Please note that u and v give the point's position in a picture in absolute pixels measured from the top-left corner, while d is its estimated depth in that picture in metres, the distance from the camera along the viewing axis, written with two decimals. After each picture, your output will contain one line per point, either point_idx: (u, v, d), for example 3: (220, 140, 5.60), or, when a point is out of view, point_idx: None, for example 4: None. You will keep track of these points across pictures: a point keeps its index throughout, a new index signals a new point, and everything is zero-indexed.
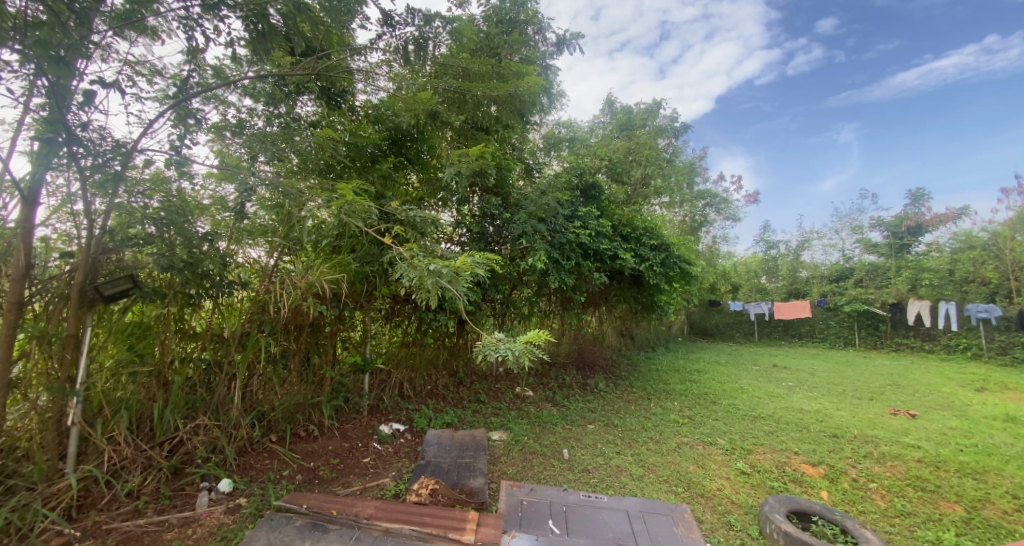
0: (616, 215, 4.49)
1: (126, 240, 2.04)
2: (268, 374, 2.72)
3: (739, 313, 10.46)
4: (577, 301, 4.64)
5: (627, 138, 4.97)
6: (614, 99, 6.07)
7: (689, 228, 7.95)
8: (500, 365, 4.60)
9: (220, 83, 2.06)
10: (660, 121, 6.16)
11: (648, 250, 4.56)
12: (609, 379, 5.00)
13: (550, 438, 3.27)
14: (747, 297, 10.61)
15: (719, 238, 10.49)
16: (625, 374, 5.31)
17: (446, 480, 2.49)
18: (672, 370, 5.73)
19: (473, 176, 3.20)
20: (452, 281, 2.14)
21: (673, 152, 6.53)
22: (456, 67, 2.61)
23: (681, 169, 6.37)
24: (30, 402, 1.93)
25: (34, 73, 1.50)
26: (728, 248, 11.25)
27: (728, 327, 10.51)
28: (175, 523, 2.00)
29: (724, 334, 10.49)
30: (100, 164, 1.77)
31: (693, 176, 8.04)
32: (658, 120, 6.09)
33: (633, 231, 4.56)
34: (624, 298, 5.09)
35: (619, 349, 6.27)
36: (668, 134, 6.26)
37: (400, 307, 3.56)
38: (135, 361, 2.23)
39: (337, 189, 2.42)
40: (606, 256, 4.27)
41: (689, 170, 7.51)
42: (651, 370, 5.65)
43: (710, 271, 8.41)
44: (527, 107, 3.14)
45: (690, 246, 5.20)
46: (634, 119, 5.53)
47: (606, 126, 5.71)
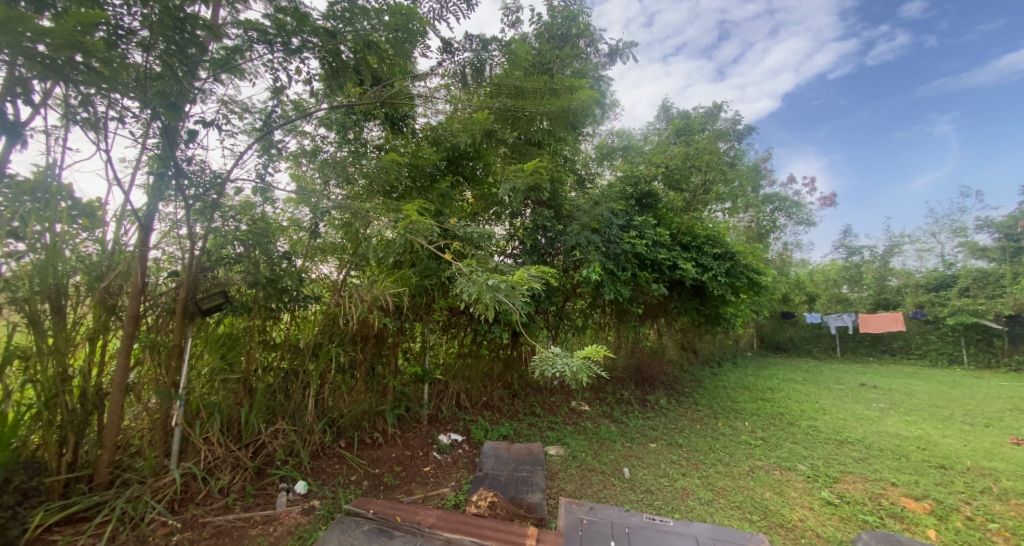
0: (675, 222, 4.29)
1: (219, 260, 2.28)
2: (337, 383, 2.91)
3: (818, 325, 9.67)
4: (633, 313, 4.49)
5: (685, 143, 4.79)
6: (669, 105, 5.84)
7: (755, 235, 7.43)
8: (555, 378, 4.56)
9: (299, 115, 2.32)
10: (722, 124, 5.89)
11: (711, 258, 4.34)
12: (670, 396, 4.76)
13: (610, 456, 3.16)
14: (824, 309, 9.81)
15: (790, 244, 9.81)
16: (689, 391, 5.03)
17: (504, 493, 2.50)
18: (740, 387, 5.35)
19: (528, 191, 3.20)
20: (510, 295, 2.17)
21: (737, 154, 6.18)
22: (511, 86, 2.66)
23: (746, 172, 6.00)
24: (142, 404, 2.21)
25: (151, 118, 1.81)
26: (802, 256, 10.50)
27: (804, 341, 9.69)
28: (259, 520, 2.19)
29: (800, 348, 9.67)
30: (200, 194, 2.07)
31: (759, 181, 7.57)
32: (718, 122, 5.82)
33: (694, 240, 4.35)
34: (685, 309, 4.88)
35: (680, 363, 5.94)
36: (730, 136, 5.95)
37: (456, 319, 3.63)
38: (226, 369, 2.47)
39: (402, 209, 2.61)
40: (664, 266, 4.12)
41: (754, 173, 7.11)
42: (717, 387, 5.31)
43: (782, 281, 7.83)
44: (581, 121, 3.10)
45: (759, 255, 4.85)
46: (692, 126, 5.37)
47: (660, 132, 5.56)
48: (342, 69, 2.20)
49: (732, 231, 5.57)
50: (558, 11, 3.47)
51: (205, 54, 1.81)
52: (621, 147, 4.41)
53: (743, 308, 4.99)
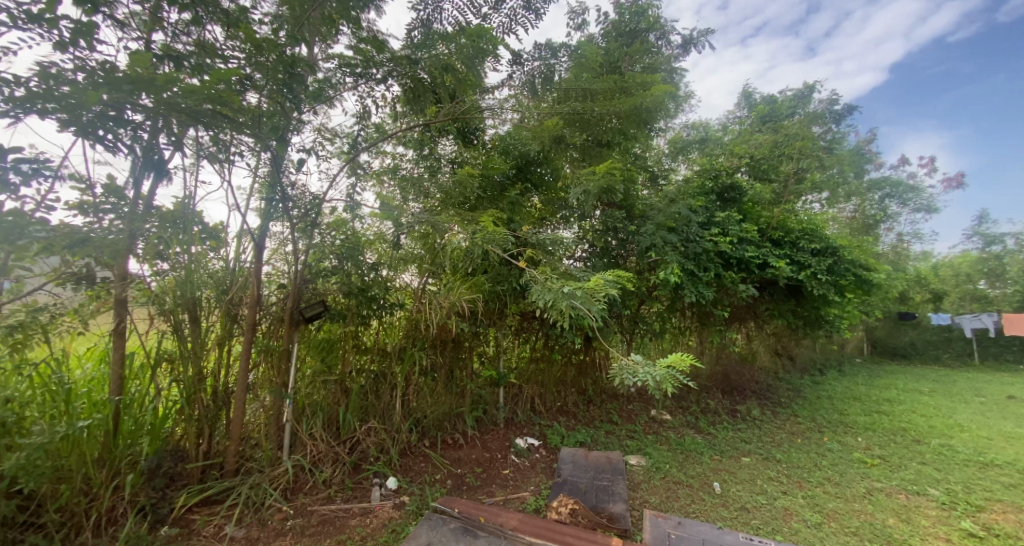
0: (764, 217, 3.95)
1: (318, 272, 2.51)
2: (420, 385, 3.07)
3: (948, 328, 8.44)
4: (718, 316, 4.18)
5: (771, 130, 4.40)
6: (750, 91, 5.38)
7: (860, 226, 6.56)
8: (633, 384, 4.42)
9: (382, 137, 2.55)
10: (815, 106, 5.32)
11: (808, 255, 3.96)
12: (763, 407, 4.37)
13: (697, 469, 2.98)
14: (955, 309, 8.44)
15: (906, 235, 8.54)
16: (784, 402, 4.58)
17: (585, 501, 2.47)
18: (849, 398, 4.76)
19: (601, 194, 3.07)
20: (586, 301, 2.13)
21: (836, 137, 5.53)
22: (578, 89, 2.77)
23: (847, 156, 5.35)
24: (260, 401, 2.51)
25: (262, 148, 2.09)
26: (922, 247, 9.12)
27: (929, 346, 8.51)
28: (357, 512, 2.38)
29: (923, 354, 8.45)
30: (303, 215, 2.35)
31: (864, 165, 6.71)
32: (811, 104, 5.27)
33: (787, 235, 4.00)
34: (778, 312, 4.45)
35: (772, 371, 5.44)
36: (826, 118, 5.35)
37: (528, 324, 3.68)
38: (326, 371, 2.73)
39: (479, 220, 2.72)
40: (752, 265, 3.81)
41: (857, 157, 6.32)
42: (819, 397, 4.78)
43: (898, 277, 6.85)
44: (654, 117, 3.01)
45: (868, 248, 4.30)
46: (779, 111, 4.91)
47: (742, 120, 5.16)
48: (418, 90, 2.45)
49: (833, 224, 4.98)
50: (625, 7, 3.39)
51: (300, 84, 2.07)
52: (697, 141, 4.16)
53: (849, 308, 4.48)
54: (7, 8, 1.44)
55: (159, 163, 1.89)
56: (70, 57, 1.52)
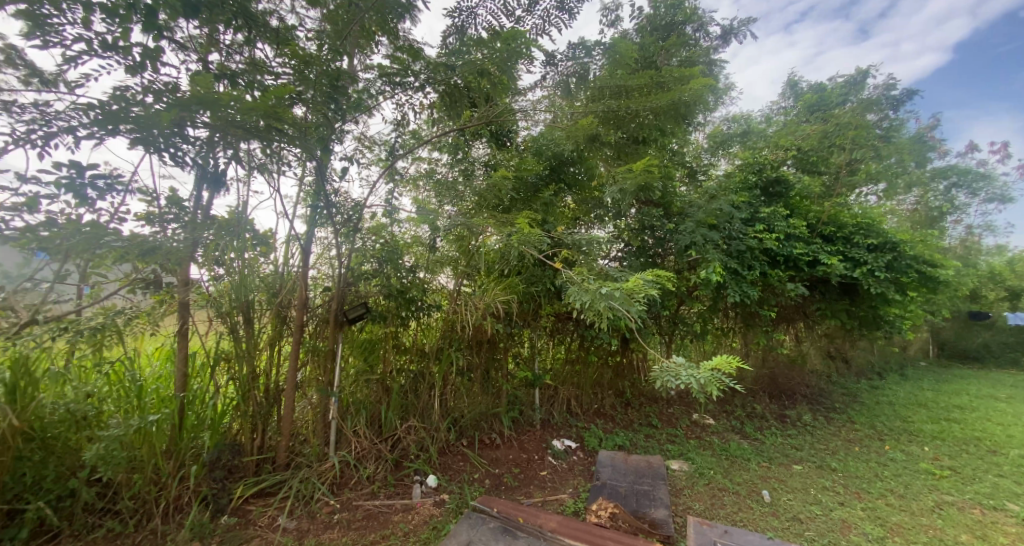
0: (813, 211, 3.74)
1: (360, 275, 2.60)
2: (458, 385, 3.12)
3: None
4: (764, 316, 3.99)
5: (820, 120, 4.16)
6: (796, 79, 5.10)
7: (921, 219, 6.08)
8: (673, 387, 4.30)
9: (418, 143, 2.61)
10: (869, 91, 4.99)
11: (864, 251, 3.72)
12: (814, 412, 4.14)
13: (743, 475, 2.87)
14: None
15: (976, 227, 7.84)
16: (839, 407, 4.32)
17: (626, 505, 2.42)
18: (913, 404, 4.43)
19: (638, 192, 3.03)
20: (625, 303, 2.09)
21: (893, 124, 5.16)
22: (613, 87, 2.66)
23: (906, 143, 4.97)
24: (308, 399, 2.63)
25: (306, 158, 2.18)
26: (995, 240, 8.34)
27: (1005, 348, 7.80)
28: (399, 508, 2.44)
29: (998, 357, 7.75)
30: (345, 220, 2.46)
31: (925, 153, 6.21)
32: (864, 89, 4.94)
33: (839, 230, 3.78)
34: (830, 312, 4.19)
35: (825, 374, 5.13)
36: (882, 104, 5.00)
37: (563, 325, 3.66)
38: (367, 370, 2.82)
39: (514, 222, 2.73)
40: (801, 262, 3.61)
41: (917, 144, 5.87)
42: (877, 403, 4.47)
43: (969, 273, 6.30)
44: (693, 112, 2.92)
45: (933, 242, 3.98)
46: (829, 99, 4.60)
47: (786, 110, 4.92)
48: (455, 95, 2.50)
49: (891, 217, 4.64)
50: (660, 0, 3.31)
51: (337, 96, 2.15)
52: (739, 134, 3.99)
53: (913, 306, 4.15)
54: (87, 38, 1.58)
55: (216, 175, 2.02)
56: (140, 79, 1.66)
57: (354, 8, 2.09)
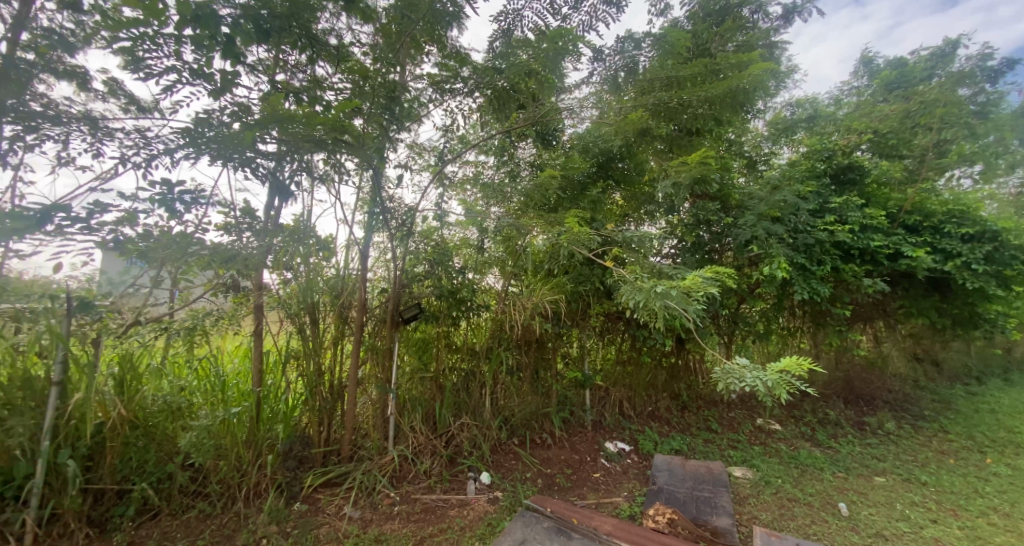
0: (894, 200, 3.41)
1: (413, 277, 2.69)
2: (508, 384, 3.15)
3: None
4: (837, 315, 3.67)
5: (900, 98, 3.77)
6: (870, 55, 4.65)
7: None
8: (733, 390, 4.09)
9: (465, 147, 2.67)
10: (961, 62, 4.45)
11: (957, 242, 3.35)
12: (898, 420, 3.77)
13: (815, 486, 2.67)
14: None
15: None
16: (927, 415, 3.90)
17: (685, 512, 2.34)
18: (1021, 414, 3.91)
19: (693, 186, 2.91)
20: (682, 302, 2.01)
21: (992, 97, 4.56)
22: (664, 79, 2.57)
23: (1007, 118, 4.40)
24: (368, 395, 2.76)
25: (364, 169, 2.32)
26: None
27: None
28: (455, 503, 2.51)
29: None
30: (399, 224, 2.55)
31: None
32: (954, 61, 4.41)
33: (926, 220, 3.43)
34: (913, 309, 3.82)
35: (911, 379, 4.65)
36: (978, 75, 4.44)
37: (613, 325, 3.59)
38: (421, 369, 2.92)
39: (563, 221, 2.70)
40: (880, 255, 3.32)
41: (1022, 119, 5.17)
42: (976, 411, 3.99)
43: None
44: (751, 99, 2.75)
45: None
46: (909, 76, 4.20)
47: (858, 89, 4.51)
48: (504, 97, 2.54)
49: (989, 202, 4.12)
50: None
51: (393, 106, 2.27)
52: (804, 119, 3.71)
53: (1022, 303, 3.63)
54: (178, 68, 1.76)
55: (284, 187, 2.18)
56: (222, 102, 1.83)
57: (405, 20, 2.19)
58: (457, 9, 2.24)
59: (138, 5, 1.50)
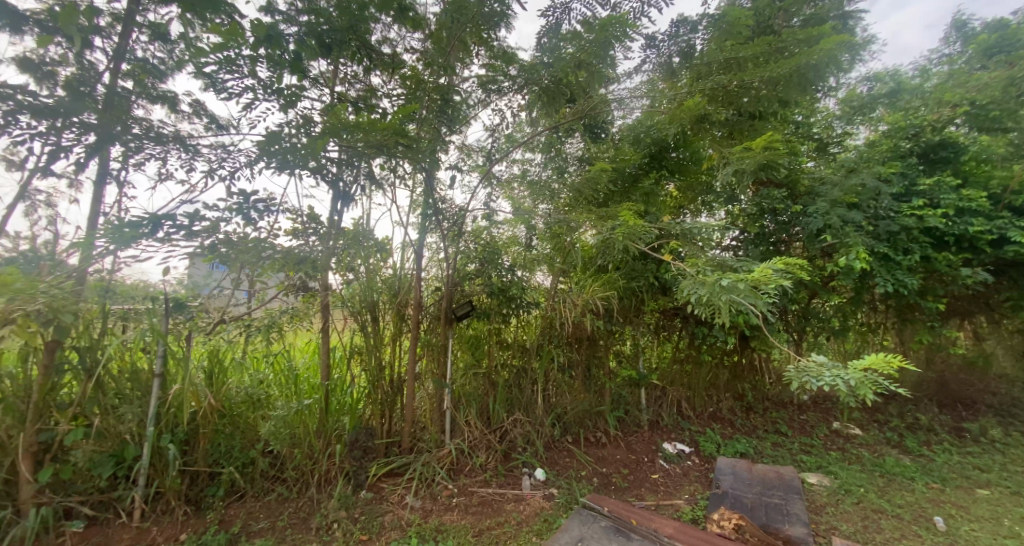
0: (997, 178, 3.01)
1: (465, 276, 2.75)
2: (560, 382, 3.14)
3: None
4: (927, 309, 3.31)
5: (1004, 63, 3.32)
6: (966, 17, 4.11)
7: None
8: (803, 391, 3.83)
9: (513, 146, 2.67)
10: None
11: None
12: (1005, 428, 3.35)
13: (904, 497, 2.43)
14: None
15: None
16: None
17: (753, 518, 2.22)
18: None
19: (758, 173, 2.73)
20: (751, 297, 1.90)
21: None
22: (715, 62, 2.50)
23: None
24: (425, 390, 2.86)
25: (411, 174, 2.44)
26: None
27: None
28: (511, 497, 2.54)
29: None
30: (451, 224, 2.64)
31: None
32: None
33: None
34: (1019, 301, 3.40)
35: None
36: None
37: (668, 321, 3.50)
38: (475, 365, 2.97)
39: (616, 215, 2.63)
40: (979, 242, 2.98)
41: None
42: None
43: None
44: (820, 77, 2.57)
45: None
46: (1015, 37, 3.68)
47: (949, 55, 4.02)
48: (555, 91, 2.51)
49: None
50: None
51: (439, 112, 2.33)
52: (884, 94, 3.35)
53: None
54: (253, 87, 1.91)
55: (344, 192, 2.31)
56: (292, 115, 1.97)
57: (454, 23, 2.20)
58: (505, 8, 2.29)
59: (223, 32, 1.64)
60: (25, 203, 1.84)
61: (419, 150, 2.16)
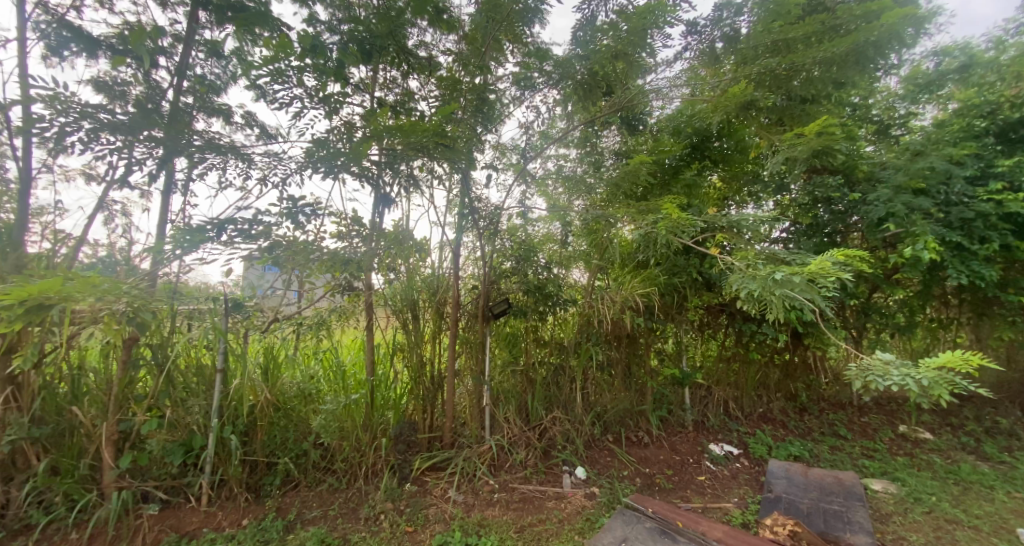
0: None
1: (501, 274, 2.76)
2: (599, 380, 3.10)
3: None
4: (1009, 303, 3.00)
5: None
6: None
7: None
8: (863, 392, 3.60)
9: (548, 143, 2.64)
10: None
11: None
12: None
13: (984, 508, 2.23)
14: None
15: None
16: None
17: (809, 525, 2.10)
18: None
19: (812, 159, 2.59)
20: (806, 291, 1.80)
21: None
22: (763, 44, 2.38)
23: None
24: (465, 386, 2.90)
25: (448, 174, 2.49)
26: None
27: None
28: (552, 495, 2.53)
29: None
30: (488, 222, 2.64)
31: None
32: None
33: None
34: None
35: None
36: None
37: (713, 319, 3.39)
38: (513, 362, 2.98)
39: (657, 208, 2.53)
40: None
41: None
42: None
43: None
44: (880, 55, 2.39)
45: None
46: None
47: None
48: (590, 83, 2.48)
49: None
50: None
51: (478, 112, 2.36)
52: (956, 68, 2.97)
53: None
54: (301, 96, 2.01)
55: (386, 195, 2.38)
56: (336, 121, 2.06)
57: (487, 27, 2.26)
58: (539, 4, 2.28)
59: (275, 45, 1.73)
60: (104, 213, 2.03)
61: (457, 148, 2.17)
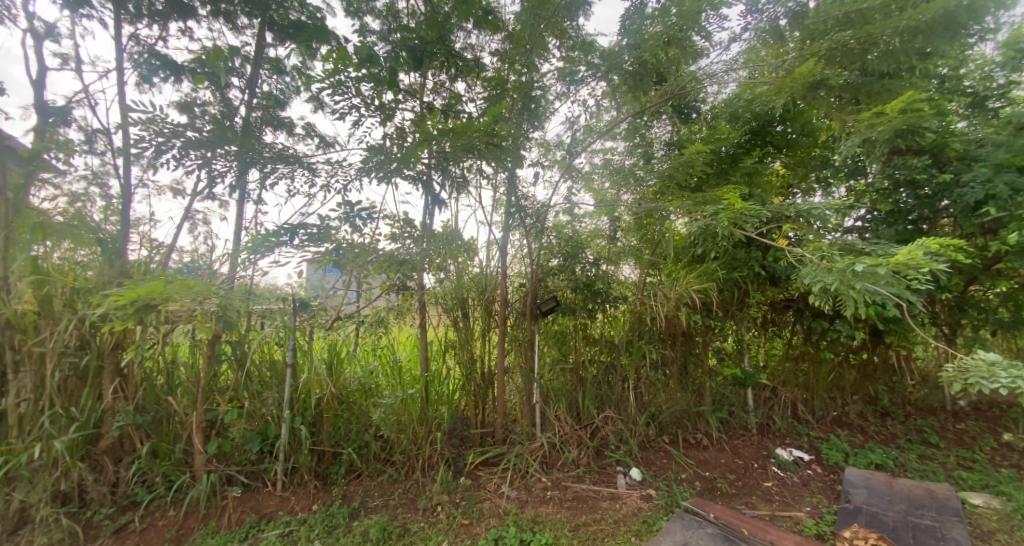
0: None
1: (547, 272, 2.78)
2: (653, 379, 3.00)
3: None
4: None
5: None
6: None
7: None
8: (957, 396, 3.24)
9: (595, 137, 2.59)
10: None
11: None
12: None
13: None
14: None
15: None
16: None
17: (895, 540, 1.93)
18: None
19: (895, 138, 2.36)
20: (890, 284, 1.65)
21: None
22: (834, 17, 2.19)
23: None
24: (515, 383, 2.93)
25: (497, 175, 2.51)
26: None
27: None
28: (606, 495, 2.49)
29: None
30: (535, 219, 2.67)
31: None
32: None
33: None
34: None
35: None
36: None
37: (779, 316, 3.19)
38: (562, 360, 2.95)
39: (714, 199, 2.42)
40: None
41: None
42: None
43: None
44: (975, 18, 2.13)
45: None
46: None
47: None
48: (639, 74, 2.42)
49: None
50: None
51: (524, 110, 2.37)
52: None
53: None
54: (357, 104, 2.11)
55: (436, 196, 2.45)
56: (389, 127, 2.14)
57: (533, 26, 2.27)
58: None
59: (336, 57, 1.83)
60: (189, 223, 2.24)
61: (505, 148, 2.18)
